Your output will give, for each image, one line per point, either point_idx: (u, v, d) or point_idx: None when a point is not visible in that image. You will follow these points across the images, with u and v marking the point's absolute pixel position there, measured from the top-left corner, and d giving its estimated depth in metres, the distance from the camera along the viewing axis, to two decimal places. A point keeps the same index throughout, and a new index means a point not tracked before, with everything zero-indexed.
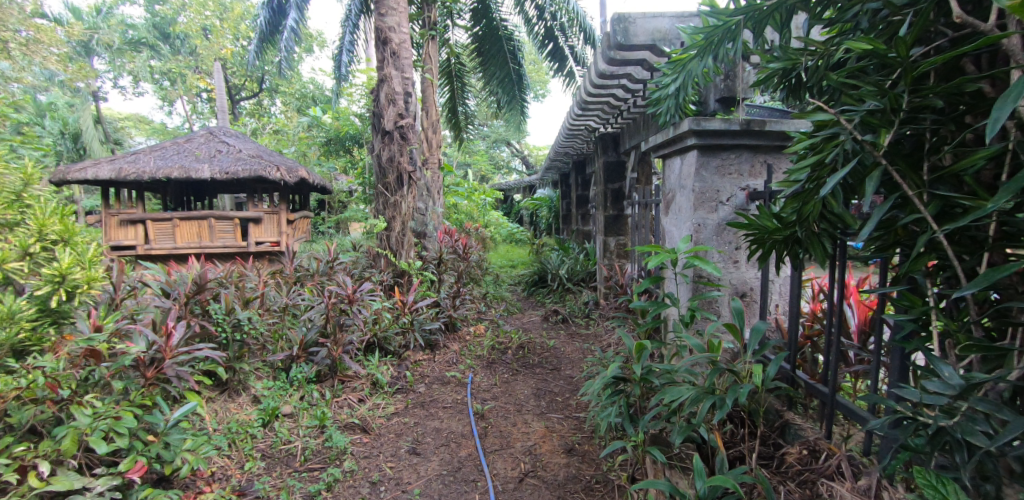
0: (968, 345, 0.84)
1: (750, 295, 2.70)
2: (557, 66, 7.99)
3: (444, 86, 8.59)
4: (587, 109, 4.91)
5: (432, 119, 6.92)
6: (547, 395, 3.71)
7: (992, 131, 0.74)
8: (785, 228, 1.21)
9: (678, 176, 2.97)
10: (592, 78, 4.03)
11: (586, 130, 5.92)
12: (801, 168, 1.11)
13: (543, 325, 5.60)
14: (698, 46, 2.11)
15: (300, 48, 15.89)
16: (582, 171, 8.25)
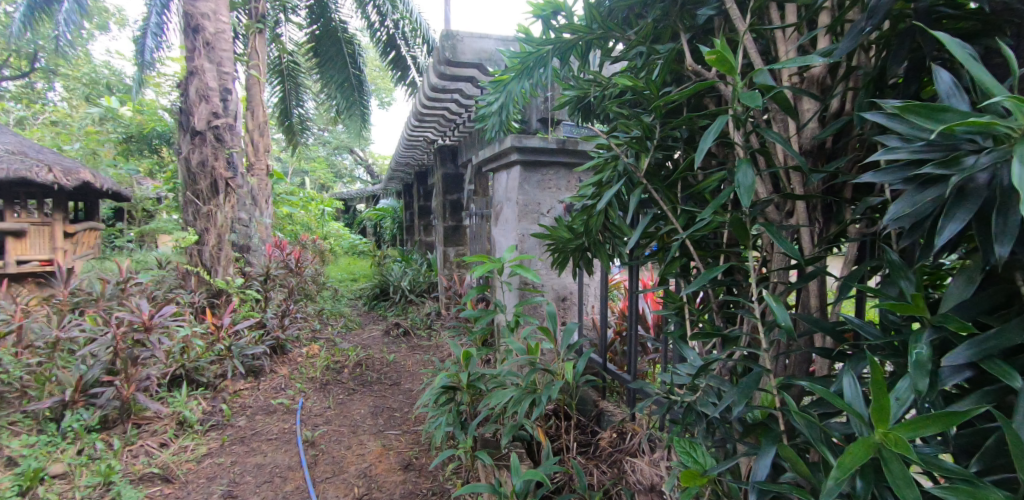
0: (694, 334, 0.96)
1: (569, 299, 2.94)
2: (399, 75, 7.81)
3: (276, 84, 7.85)
4: (423, 120, 4.90)
5: (259, 121, 6.28)
6: (385, 412, 3.59)
7: (698, 157, 0.86)
8: (574, 237, 1.37)
9: (504, 189, 3.14)
10: (426, 89, 4.04)
11: (425, 141, 5.93)
12: (585, 186, 1.27)
13: (383, 340, 5.40)
14: (516, 68, 2.25)
15: (87, 24, 13.15)
16: (424, 183, 8.22)
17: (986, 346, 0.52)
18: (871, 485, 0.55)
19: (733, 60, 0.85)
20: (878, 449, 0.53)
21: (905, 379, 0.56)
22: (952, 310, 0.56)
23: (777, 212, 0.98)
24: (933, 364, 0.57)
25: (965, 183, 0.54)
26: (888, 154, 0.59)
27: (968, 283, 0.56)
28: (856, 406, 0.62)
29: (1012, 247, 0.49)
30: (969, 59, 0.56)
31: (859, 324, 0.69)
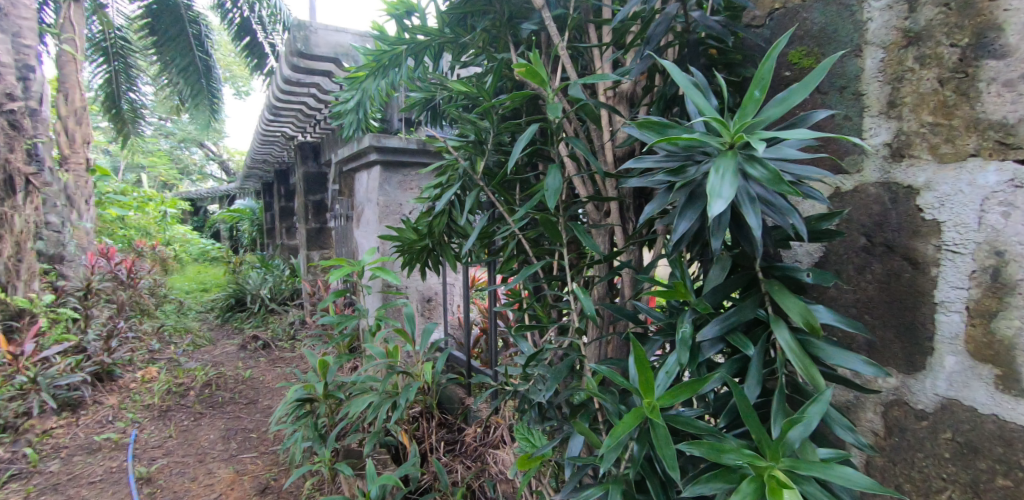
0: (519, 326, 1.04)
1: (434, 300, 2.93)
2: (256, 62, 7.02)
3: (99, 63, 6.64)
4: (277, 115, 4.52)
5: (75, 106, 5.27)
6: (238, 435, 3.26)
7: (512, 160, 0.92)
8: (419, 238, 1.40)
9: (364, 190, 3.03)
10: (279, 81, 3.74)
11: (283, 137, 5.49)
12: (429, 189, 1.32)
13: (239, 356, 4.90)
14: (371, 66, 2.17)
15: None
16: (285, 181, 7.60)
17: (728, 321, 0.63)
18: (645, 447, 0.63)
19: (540, 72, 0.92)
20: (647, 416, 0.61)
21: (673, 355, 0.66)
22: (713, 288, 0.67)
23: (596, 212, 1.05)
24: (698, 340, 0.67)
25: (693, 187, 0.65)
26: (636, 163, 0.68)
27: (720, 266, 0.68)
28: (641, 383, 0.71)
29: (722, 240, 0.60)
30: (686, 82, 0.66)
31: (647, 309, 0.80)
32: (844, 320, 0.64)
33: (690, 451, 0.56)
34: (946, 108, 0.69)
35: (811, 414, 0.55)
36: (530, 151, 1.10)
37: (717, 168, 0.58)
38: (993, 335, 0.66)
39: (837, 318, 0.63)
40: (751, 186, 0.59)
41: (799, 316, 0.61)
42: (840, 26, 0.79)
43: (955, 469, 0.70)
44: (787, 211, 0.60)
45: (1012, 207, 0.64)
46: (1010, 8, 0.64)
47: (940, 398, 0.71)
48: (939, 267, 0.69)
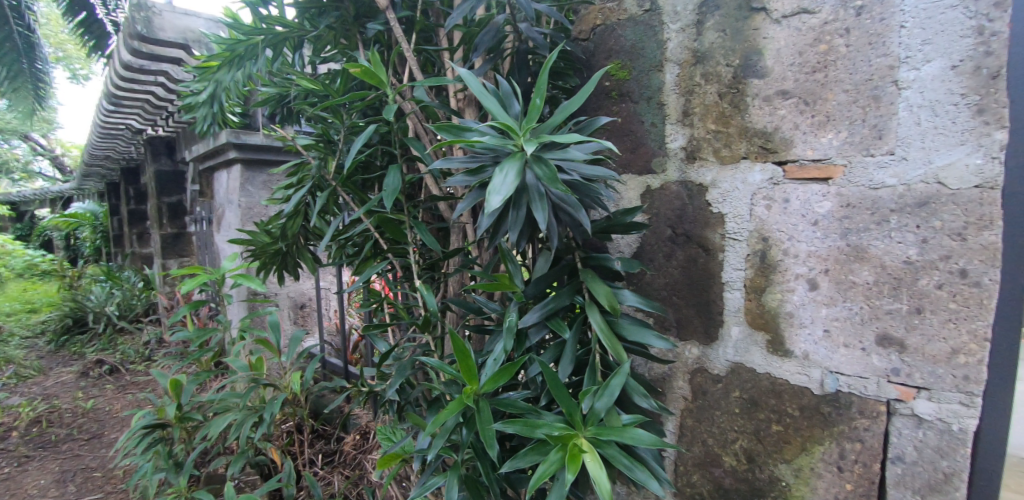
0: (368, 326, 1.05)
1: (309, 306, 2.77)
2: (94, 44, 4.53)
3: None
4: (119, 105, 3.98)
5: None
6: (78, 476, 2.82)
7: (348, 159, 0.96)
8: (272, 241, 1.34)
9: (225, 190, 2.78)
10: (117, 68, 3.30)
11: (128, 131, 4.83)
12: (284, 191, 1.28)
13: (77, 385, 4.22)
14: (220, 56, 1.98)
15: None
16: (135, 181, 6.68)
17: (547, 308, 0.74)
18: (473, 430, 0.71)
19: (373, 72, 0.96)
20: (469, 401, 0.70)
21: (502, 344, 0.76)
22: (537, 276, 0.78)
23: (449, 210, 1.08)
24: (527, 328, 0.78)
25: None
26: (440, 163, 0.69)
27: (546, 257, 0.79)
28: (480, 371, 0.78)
29: (518, 235, 0.64)
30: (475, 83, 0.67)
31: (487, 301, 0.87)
32: (644, 300, 0.76)
33: (504, 429, 0.64)
34: (724, 117, 0.83)
35: (612, 384, 0.66)
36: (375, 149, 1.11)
37: (500, 168, 0.61)
38: (763, 307, 0.81)
39: (640, 299, 0.75)
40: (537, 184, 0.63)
41: (604, 299, 0.72)
42: (646, 44, 0.92)
43: (743, 420, 0.86)
44: (575, 206, 0.65)
45: (773, 201, 0.79)
46: (767, 37, 0.80)
47: (730, 362, 0.85)
48: (724, 252, 0.83)
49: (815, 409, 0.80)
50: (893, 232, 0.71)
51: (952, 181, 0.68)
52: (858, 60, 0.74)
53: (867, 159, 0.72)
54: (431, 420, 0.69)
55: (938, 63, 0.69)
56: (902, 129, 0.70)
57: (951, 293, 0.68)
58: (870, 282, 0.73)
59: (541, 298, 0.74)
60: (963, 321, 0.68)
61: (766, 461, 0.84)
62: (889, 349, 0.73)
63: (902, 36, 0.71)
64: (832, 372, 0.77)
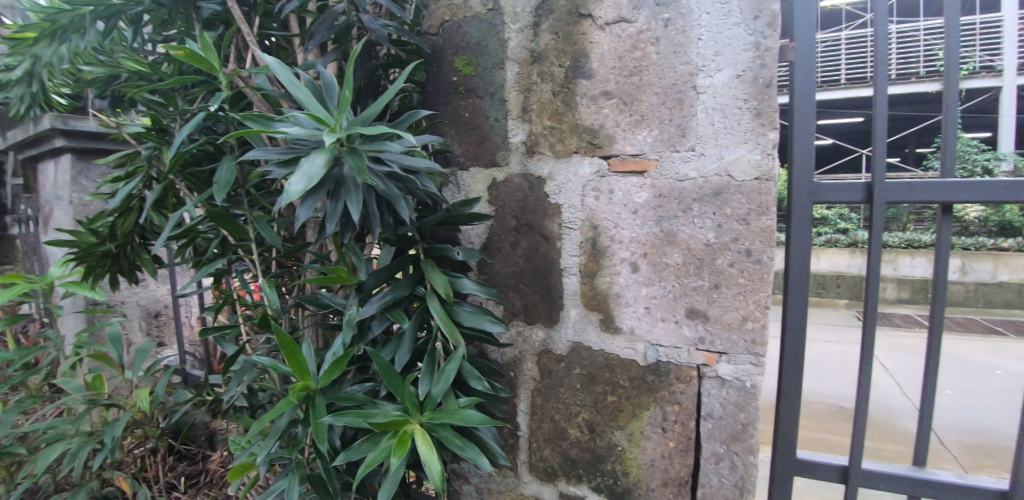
0: (207, 330, 1.02)
1: None
2: None
3: None
4: None
5: None
6: None
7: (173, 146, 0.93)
8: (99, 240, 1.18)
9: (51, 184, 2.38)
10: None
11: None
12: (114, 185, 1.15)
13: None
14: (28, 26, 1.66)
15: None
16: None
17: (387, 299, 0.79)
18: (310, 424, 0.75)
19: (199, 55, 0.94)
20: (304, 394, 0.74)
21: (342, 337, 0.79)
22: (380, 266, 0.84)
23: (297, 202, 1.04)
24: (369, 320, 0.82)
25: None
26: (254, 153, 0.66)
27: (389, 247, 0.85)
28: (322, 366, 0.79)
29: (335, 226, 0.63)
30: (284, 72, 0.65)
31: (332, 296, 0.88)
32: (480, 287, 0.83)
33: (333, 421, 0.68)
34: (558, 114, 0.90)
35: (447, 370, 0.72)
36: (212, 140, 1.05)
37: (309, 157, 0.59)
38: (595, 289, 0.89)
39: (476, 286, 0.82)
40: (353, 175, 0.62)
41: (441, 289, 0.78)
42: (489, 42, 0.95)
43: (584, 394, 0.93)
44: (396, 199, 0.65)
45: (600, 192, 0.86)
46: (594, 42, 0.87)
47: (570, 342, 0.92)
48: (561, 240, 0.90)
49: (641, 379, 0.89)
50: (696, 218, 0.81)
51: (738, 173, 0.79)
52: (667, 66, 0.83)
53: (674, 155, 0.82)
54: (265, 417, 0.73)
55: (726, 72, 0.80)
56: (701, 128, 0.81)
57: (740, 270, 0.80)
58: (680, 263, 0.82)
59: (381, 290, 0.79)
60: (750, 292, 0.80)
61: (604, 430, 0.93)
62: (696, 320, 0.83)
63: (699, 47, 0.81)
64: (653, 345, 0.86)
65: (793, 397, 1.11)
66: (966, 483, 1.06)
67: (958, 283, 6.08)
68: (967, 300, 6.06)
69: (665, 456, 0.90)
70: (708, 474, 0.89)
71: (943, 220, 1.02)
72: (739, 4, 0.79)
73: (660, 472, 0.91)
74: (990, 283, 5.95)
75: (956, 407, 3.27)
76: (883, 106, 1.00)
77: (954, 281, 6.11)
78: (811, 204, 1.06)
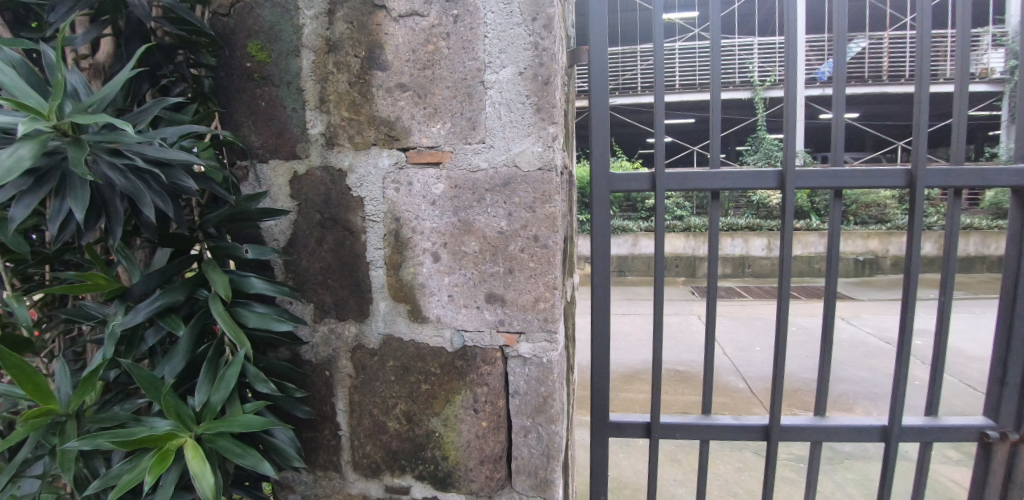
0: None
1: None
2: None
3: None
4: None
5: None
6: None
7: None
8: None
9: None
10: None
11: None
12: None
13: None
14: None
15: None
16: None
17: (155, 306, 0.71)
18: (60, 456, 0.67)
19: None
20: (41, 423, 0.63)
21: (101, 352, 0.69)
22: (154, 270, 0.76)
23: None
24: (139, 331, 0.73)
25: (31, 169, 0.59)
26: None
27: (165, 249, 0.77)
28: (72, 388, 0.68)
29: (57, 228, 0.57)
30: None
31: (96, 308, 0.77)
32: (270, 286, 0.80)
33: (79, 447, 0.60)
34: (355, 106, 0.88)
35: (226, 376, 0.67)
36: None
37: (11, 146, 0.53)
38: (401, 281, 0.89)
39: (267, 285, 0.79)
40: (75, 170, 0.56)
41: (221, 290, 0.73)
42: (282, 28, 0.90)
43: (398, 386, 0.94)
44: (142, 197, 0.60)
45: (399, 184, 0.87)
46: (388, 33, 0.87)
47: (382, 335, 0.92)
48: (365, 233, 0.89)
49: (451, 365, 0.91)
50: (489, 208, 0.85)
51: (524, 163, 0.84)
52: (458, 61, 0.85)
53: (466, 147, 0.85)
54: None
55: (510, 69, 0.84)
56: (489, 121, 0.85)
57: (530, 254, 0.86)
58: (477, 251, 0.86)
59: (148, 296, 0.71)
60: (541, 275, 0.86)
61: (420, 418, 0.94)
62: (495, 304, 0.88)
63: (487, 45, 0.85)
64: (458, 331, 0.89)
65: (603, 366, 1.23)
66: (739, 423, 1.26)
67: (767, 258, 7.22)
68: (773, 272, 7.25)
69: (479, 436, 0.94)
70: (520, 447, 0.95)
71: (713, 205, 1.19)
72: (519, 5, 0.84)
73: (476, 452, 0.95)
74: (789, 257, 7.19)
75: (762, 361, 3.89)
76: (664, 107, 1.14)
77: (764, 256, 7.25)
78: (608, 193, 1.18)
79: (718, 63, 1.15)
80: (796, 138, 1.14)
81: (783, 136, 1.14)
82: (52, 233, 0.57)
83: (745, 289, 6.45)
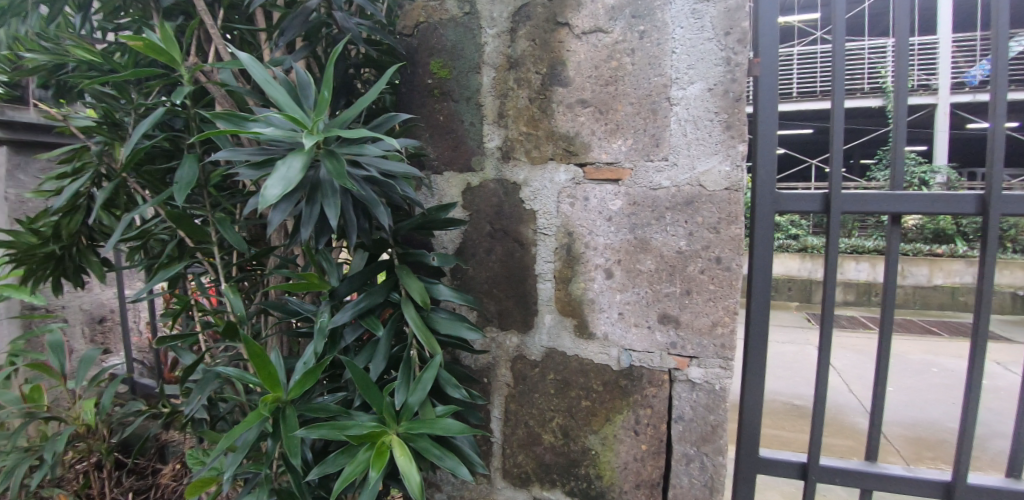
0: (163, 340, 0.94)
1: (109, 320, 2.06)
2: None
3: None
4: None
5: None
6: None
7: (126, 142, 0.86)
8: (42, 243, 1.16)
9: None
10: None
11: None
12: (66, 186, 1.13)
13: None
14: None
15: None
16: None
17: (360, 308, 0.75)
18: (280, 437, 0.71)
19: (159, 46, 0.87)
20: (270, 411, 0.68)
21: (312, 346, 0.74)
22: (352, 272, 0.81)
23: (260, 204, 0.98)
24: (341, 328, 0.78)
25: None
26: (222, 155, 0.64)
27: (362, 253, 0.82)
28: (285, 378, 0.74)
29: (310, 232, 0.62)
30: (257, 70, 0.64)
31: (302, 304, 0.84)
32: (456, 294, 0.81)
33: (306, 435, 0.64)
34: (533, 121, 0.89)
35: (423, 379, 0.68)
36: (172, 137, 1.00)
37: (284, 159, 0.58)
38: (570, 295, 0.89)
39: (453, 293, 0.81)
40: (330, 180, 0.61)
41: (417, 295, 0.76)
42: (465, 45, 0.94)
43: (558, 400, 0.93)
44: (376, 203, 0.65)
45: (575, 199, 0.87)
46: (571, 49, 0.87)
47: (544, 348, 0.92)
48: (536, 246, 0.90)
49: (615, 384, 0.90)
50: (668, 226, 0.84)
51: (709, 183, 0.82)
52: (642, 77, 0.84)
53: (647, 164, 0.84)
54: (229, 432, 0.68)
55: (699, 85, 0.82)
56: (674, 139, 0.83)
57: (710, 276, 0.83)
58: (653, 270, 0.85)
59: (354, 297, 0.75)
60: (719, 299, 0.83)
61: (578, 434, 0.93)
62: (668, 326, 0.85)
63: (674, 61, 0.83)
64: (626, 350, 0.88)
65: (756, 396, 1.15)
66: (913, 475, 1.12)
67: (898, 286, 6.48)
68: (907, 302, 6.46)
69: (637, 459, 0.91)
70: (679, 476, 0.90)
71: (891, 230, 1.06)
72: (711, 20, 0.82)
73: (633, 475, 0.92)
74: (927, 286, 6.38)
75: (898, 403, 3.46)
76: (841, 121, 1.05)
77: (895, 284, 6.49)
78: (773, 214, 1.09)
79: (906, 66, 1.01)
80: (1002, 157, 1.00)
81: (986, 155, 1.01)
82: (304, 235, 0.63)
83: (871, 320, 5.81)
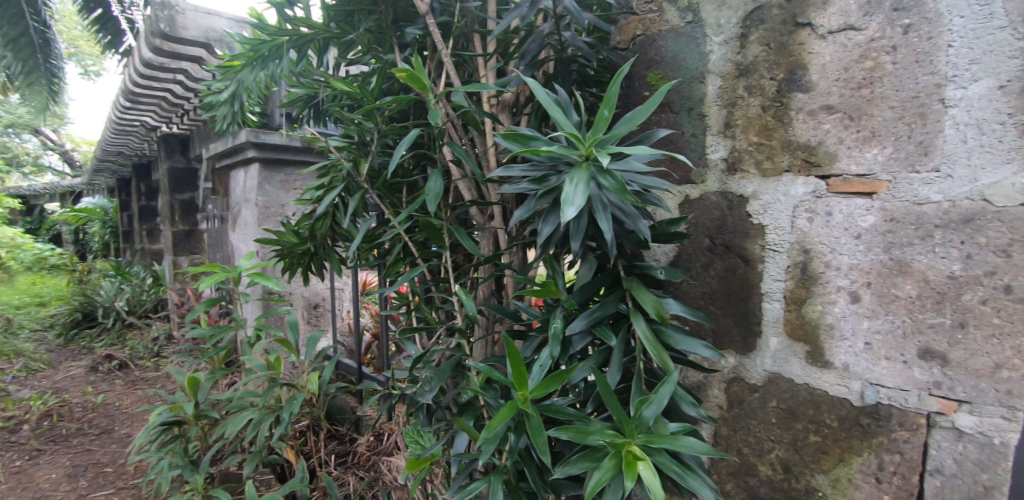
0: (405, 330, 1.07)
1: (323, 307, 2.44)
2: (109, 42, 3.50)
3: None
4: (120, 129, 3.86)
5: None
6: (88, 471, 2.50)
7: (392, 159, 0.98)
8: (301, 242, 1.41)
9: (242, 189, 2.46)
10: (128, 82, 2.94)
11: (129, 149, 4.66)
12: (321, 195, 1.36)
13: (85, 380, 3.61)
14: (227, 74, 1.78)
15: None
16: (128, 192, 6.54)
17: (594, 316, 0.77)
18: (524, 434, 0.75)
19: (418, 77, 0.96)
20: (522, 407, 0.73)
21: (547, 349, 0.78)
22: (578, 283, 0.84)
23: (480, 215, 1.09)
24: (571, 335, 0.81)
25: (556, 193, 0.73)
26: (503, 172, 0.74)
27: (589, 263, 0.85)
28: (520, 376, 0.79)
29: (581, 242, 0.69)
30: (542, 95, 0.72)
31: (527, 307, 0.90)
32: (687, 309, 0.78)
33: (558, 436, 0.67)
34: (767, 130, 0.85)
35: (660, 393, 0.67)
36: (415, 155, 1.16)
37: (571, 179, 0.66)
38: (803, 317, 0.83)
39: (683, 308, 0.78)
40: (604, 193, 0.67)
41: (651, 308, 0.75)
42: (688, 55, 0.92)
43: (780, 430, 0.86)
44: (636, 216, 0.71)
45: (815, 214, 0.81)
46: (813, 52, 0.81)
47: (767, 372, 0.87)
48: (764, 263, 0.85)
49: (854, 421, 0.79)
50: (937, 247, 0.72)
51: (999, 197, 0.68)
52: (906, 77, 0.74)
53: (911, 175, 0.74)
54: (486, 426, 0.73)
55: (986, 82, 0.68)
56: (948, 146, 0.71)
57: (995, 309, 0.68)
58: (913, 296, 0.74)
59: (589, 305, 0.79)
60: (1007, 336, 0.68)
61: (803, 472, 0.83)
62: (932, 362, 0.73)
63: (950, 55, 0.71)
64: (872, 384, 0.78)
65: None
66: None
67: None
68: None
69: None
70: None
71: None
72: (1004, 4, 0.67)
73: None
74: None
75: None
76: None
77: None
78: None
79: None
80: None
81: None
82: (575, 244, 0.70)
83: None
